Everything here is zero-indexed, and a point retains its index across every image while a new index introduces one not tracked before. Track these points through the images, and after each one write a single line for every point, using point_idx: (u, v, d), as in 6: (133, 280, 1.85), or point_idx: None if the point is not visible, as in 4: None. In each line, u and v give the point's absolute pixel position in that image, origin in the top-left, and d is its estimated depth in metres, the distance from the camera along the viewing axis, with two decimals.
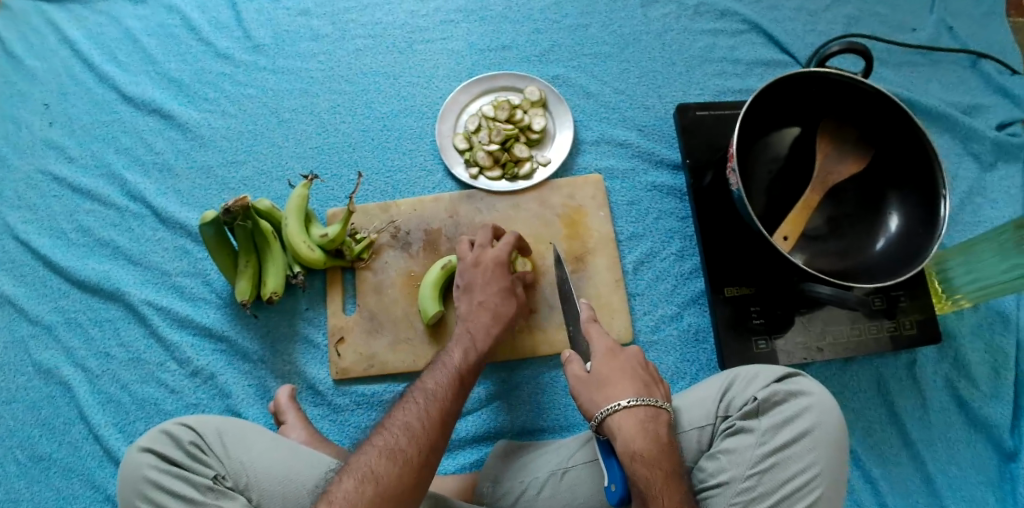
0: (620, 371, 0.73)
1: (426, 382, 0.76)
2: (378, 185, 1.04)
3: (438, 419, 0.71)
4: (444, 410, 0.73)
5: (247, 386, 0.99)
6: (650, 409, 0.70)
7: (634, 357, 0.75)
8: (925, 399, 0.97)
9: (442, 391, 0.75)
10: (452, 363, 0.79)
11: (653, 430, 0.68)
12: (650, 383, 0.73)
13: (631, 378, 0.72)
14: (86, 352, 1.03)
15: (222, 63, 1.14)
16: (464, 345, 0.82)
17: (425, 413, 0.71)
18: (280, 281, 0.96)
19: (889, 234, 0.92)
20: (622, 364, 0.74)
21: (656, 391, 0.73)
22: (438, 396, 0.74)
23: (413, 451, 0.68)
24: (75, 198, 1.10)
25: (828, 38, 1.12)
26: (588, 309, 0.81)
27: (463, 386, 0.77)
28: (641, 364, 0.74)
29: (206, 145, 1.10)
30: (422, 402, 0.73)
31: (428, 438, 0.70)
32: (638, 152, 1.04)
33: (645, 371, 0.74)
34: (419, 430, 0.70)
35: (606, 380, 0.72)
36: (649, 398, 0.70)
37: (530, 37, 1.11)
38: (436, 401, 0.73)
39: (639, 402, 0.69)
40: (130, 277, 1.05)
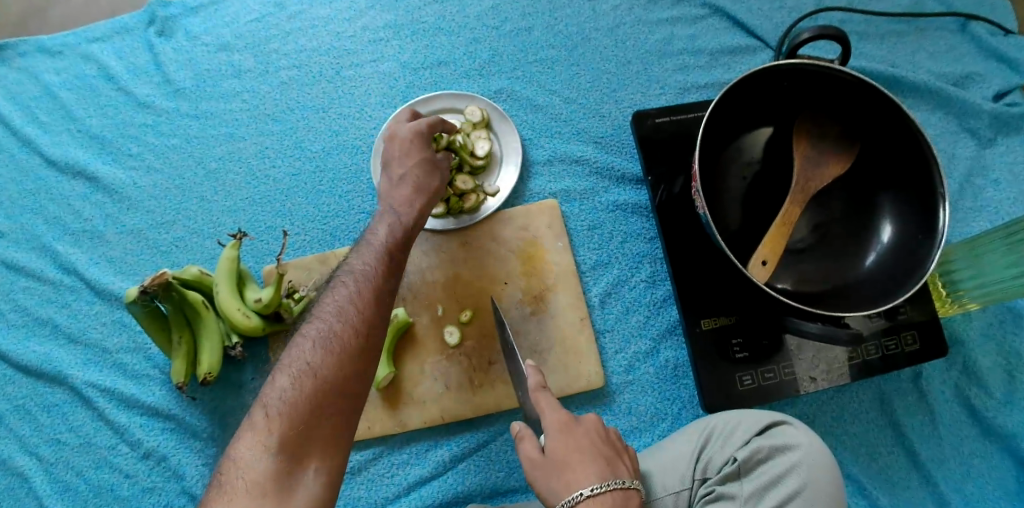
0: (578, 447, 0.63)
1: (310, 330, 0.65)
2: (315, 234, 0.95)
3: (322, 384, 0.61)
4: (331, 370, 0.62)
5: (200, 465, 0.93)
6: (618, 494, 0.59)
7: (592, 427, 0.65)
8: (934, 413, 0.87)
9: (324, 345, 0.63)
10: (337, 301, 0.67)
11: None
12: (613, 459, 0.63)
13: (590, 456, 0.62)
14: (37, 440, 0.96)
15: (143, 112, 1.04)
16: (346, 286, 0.68)
17: (306, 379, 0.61)
18: (216, 355, 0.88)
19: (882, 245, 0.81)
20: (579, 437, 0.63)
21: (620, 468, 0.62)
22: (322, 353, 0.63)
23: (297, 428, 0.59)
24: (10, 275, 1.01)
25: (800, 15, 0.99)
26: (535, 371, 0.68)
27: (352, 330, 0.64)
28: (600, 435, 0.64)
29: (135, 206, 1.01)
30: (302, 361, 0.62)
31: (315, 408, 0.60)
32: (597, 168, 0.94)
33: (608, 444, 0.64)
34: (301, 400, 0.60)
35: (563, 463, 0.61)
36: (616, 480, 0.60)
37: (467, 49, 1.00)
38: (320, 361, 0.62)
39: (605, 488, 0.58)
40: (72, 357, 0.98)
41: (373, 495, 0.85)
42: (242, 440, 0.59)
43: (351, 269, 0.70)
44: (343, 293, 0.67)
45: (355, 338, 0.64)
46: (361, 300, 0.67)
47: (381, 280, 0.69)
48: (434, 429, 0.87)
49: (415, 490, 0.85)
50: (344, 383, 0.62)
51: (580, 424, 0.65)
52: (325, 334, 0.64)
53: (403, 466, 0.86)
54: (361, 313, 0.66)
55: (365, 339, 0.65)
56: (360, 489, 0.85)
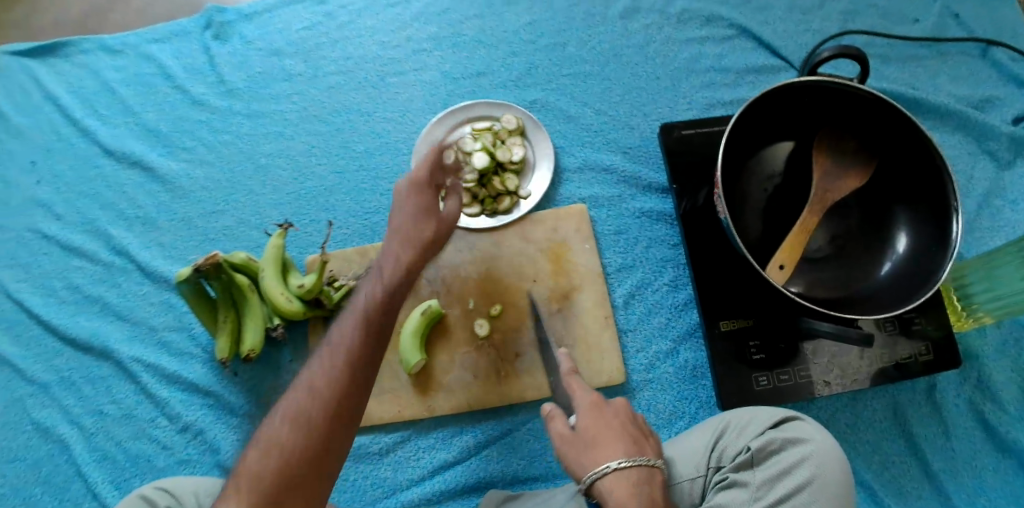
0: (609, 427, 0.68)
1: (286, 403, 0.64)
2: (356, 228, 1.01)
3: (287, 462, 0.61)
4: (300, 449, 0.61)
5: (236, 441, 0.98)
6: (643, 469, 0.65)
7: (621, 408, 0.71)
8: (947, 425, 0.89)
9: (291, 421, 0.62)
10: (312, 371, 0.64)
11: (649, 491, 0.63)
12: (640, 438, 0.69)
13: (619, 434, 0.68)
14: (80, 410, 1.03)
15: (198, 110, 1.12)
16: (324, 356, 0.65)
17: (273, 458, 0.61)
18: (258, 336, 0.93)
19: (898, 254, 0.84)
20: (609, 419, 0.69)
21: (646, 447, 0.68)
22: (287, 430, 0.62)
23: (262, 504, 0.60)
24: (63, 255, 1.10)
25: (824, 37, 1.04)
26: (568, 359, 0.78)
27: (315, 409, 0.62)
28: (628, 417, 0.70)
29: (185, 196, 1.09)
30: (274, 436, 0.62)
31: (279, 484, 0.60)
32: (624, 177, 0.99)
33: (635, 426, 0.70)
34: (267, 477, 0.60)
35: (593, 440, 0.67)
36: (642, 457, 0.66)
37: (505, 61, 1.07)
38: (289, 438, 0.61)
39: (632, 462, 0.64)
40: (120, 334, 1.05)
41: (398, 476, 0.90)
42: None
43: (334, 337, 0.66)
44: (319, 364, 0.64)
45: (321, 418, 0.62)
46: (335, 370, 0.63)
47: (353, 360, 0.64)
48: (460, 417, 0.92)
49: (439, 474, 0.90)
50: (304, 465, 0.61)
51: (609, 406, 0.71)
52: (297, 410, 0.62)
53: (429, 451, 0.91)
54: (331, 399, 0.62)
55: (330, 422, 0.62)
56: (387, 470, 0.91)
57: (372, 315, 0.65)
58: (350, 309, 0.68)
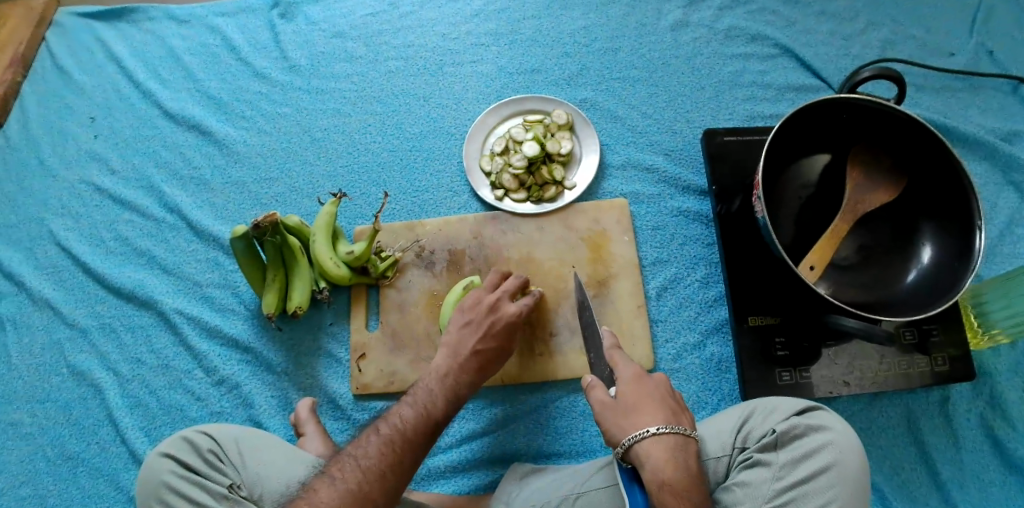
0: (649, 397, 0.72)
1: (365, 446, 0.71)
2: (405, 205, 1.06)
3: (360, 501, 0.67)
4: (378, 492, 0.68)
5: (269, 397, 1.00)
6: (679, 437, 0.68)
7: (661, 383, 0.74)
8: (958, 438, 0.93)
9: (376, 462, 0.70)
10: (398, 423, 0.74)
11: (683, 458, 0.67)
12: (677, 410, 0.72)
13: (658, 404, 0.71)
14: (117, 357, 1.05)
15: (258, 82, 1.18)
16: (409, 408, 0.76)
17: (349, 497, 0.66)
18: (305, 295, 0.97)
19: (922, 265, 0.89)
20: (648, 390, 0.72)
21: (682, 419, 0.71)
22: (371, 470, 0.69)
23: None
24: (115, 208, 1.14)
25: (862, 63, 1.09)
26: (612, 335, 0.79)
27: (400, 458, 0.71)
28: (668, 392, 0.73)
29: (241, 161, 1.13)
30: (353, 473, 0.68)
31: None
32: (665, 177, 1.04)
33: (672, 398, 0.73)
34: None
35: (633, 407, 0.71)
36: (678, 427, 0.69)
37: (558, 61, 1.12)
38: (369, 477, 0.68)
39: (669, 430, 0.68)
40: (164, 286, 1.08)
41: None
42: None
43: (415, 397, 0.78)
44: (407, 416, 0.75)
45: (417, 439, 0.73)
46: (421, 426, 0.75)
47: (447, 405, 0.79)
48: (492, 390, 0.95)
49: (466, 443, 0.93)
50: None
51: (651, 379, 0.74)
52: (383, 454, 0.70)
53: (458, 420, 0.94)
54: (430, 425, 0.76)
55: (407, 468, 0.71)
56: None
57: (455, 386, 0.81)
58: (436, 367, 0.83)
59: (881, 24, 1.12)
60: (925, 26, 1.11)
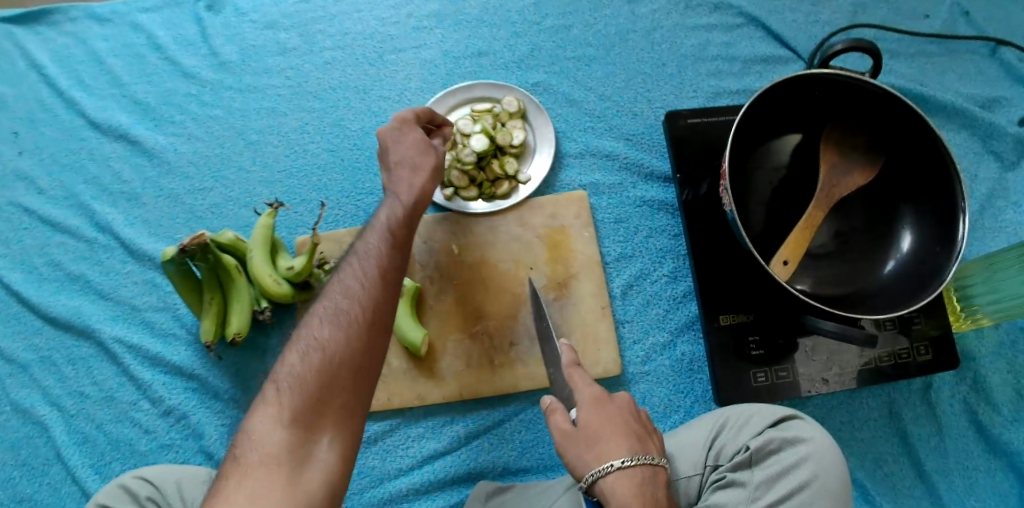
0: (612, 425, 0.67)
1: (314, 317, 0.63)
2: (349, 210, 0.98)
3: (340, 353, 0.60)
4: (344, 353, 0.61)
5: (219, 426, 0.95)
6: (646, 469, 0.64)
7: (624, 403, 0.69)
8: (941, 426, 0.89)
9: (342, 304, 0.63)
10: (360, 261, 0.67)
11: (652, 491, 0.63)
12: (642, 434, 0.67)
13: (622, 430, 0.66)
14: (60, 391, 0.99)
15: (187, 82, 1.08)
16: (364, 253, 0.67)
17: (316, 362, 0.60)
18: (245, 318, 0.90)
19: (902, 253, 0.83)
20: (611, 415, 0.67)
21: (648, 445, 0.67)
22: (339, 314, 0.62)
23: (314, 392, 0.59)
24: (45, 230, 1.05)
25: (833, 29, 1.01)
26: (569, 350, 0.74)
27: (367, 293, 0.64)
28: (631, 413, 0.69)
29: (173, 171, 1.05)
30: (310, 343, 0.61)
31: (325, 386, 0.59)
32: (626, 164, 0.96)
33: (636, 422, 0.69)
34: (319, 368, 0.60)
35: (595, 437, 0.65)
36: (645, 456, 0.65)
37: (507, 42, 1.03)
38: (330, 343, 0.61)
39: (635, 462, 0.63)
40: (101, 313, 1.01)
41: (386, 465, 0.88)
42: (260, 410, 0.59)
43: (360, 251, 0.68)
44: (348, 279, 0.65)
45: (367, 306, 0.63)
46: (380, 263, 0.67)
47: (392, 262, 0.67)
48: (453, 406, 0.90)
49: (429, 463, 0.88)
50: (348, 370, 0.60)
51: (613, 401, 0.69)
52: (332, 315, 0.62)
53: (420, 440, 0.89)
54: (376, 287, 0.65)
55: (378, 313, 0.64)
56: (374, 459, 0.88)
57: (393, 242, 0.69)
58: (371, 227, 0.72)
59: None
60: None
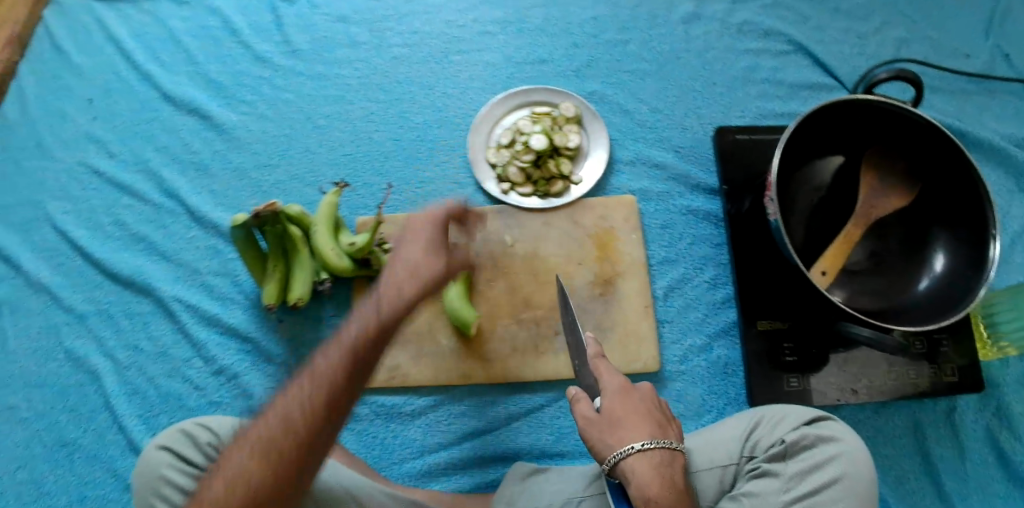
0: (635, 411, 0.70)
1: (275, 403, 0.61)
2: (409, 197, 1.03)
3: (289, 448, 0.59)
4: (294, 444, 0.59)
5: (269, 390, 0.99)
6: (665, 452, 0.68)
7: (645, 393, 0.73)
8: (963, 449, 0.92)
9: (283, 427, 0.59)
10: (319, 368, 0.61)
11: (669, 473, 0.67)
12: (662, 422, 0.72)
13: (644, 417, 0.70)
14: (114, 344, 1.05)
15: (259, 66, 1.14)
16: (331, 346, 0.62)
17: (266, 453, 0.58)
18: (306, 287, 0.95)
19: (934, 273, 0.88)
20: (636, 402, 0.71)
21: (670, 432, 0.71)
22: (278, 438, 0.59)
23: (268, 485, 0.58)
24: (113, 192, 1.12)
25: (878, 62, 1.07)
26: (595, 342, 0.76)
27: (318, 416, 0.59)
28: (653, 403, 0.73)
29: (241, 147, 1.11)
30: (265, 429, 0.59)
31: (270, 482, 0.58)
32: (674, 174, 1.01)
33: (659, 410, 0.73)
34: (253, 483, 0.57)
35: (620, 422, 0.69)
36: (664, 441, 0.69)
37: (567, 51, 1.09)
38: (283, 435, 0.59)
39: (655, 445, 0.68)
40: (163, 273, 1.07)
41: (428, 439, 0.93)
42: (216, 483, 0.58)
43: (340, 328, 0.64)
44: (317, 362, 0.61)
45: (333, 392, 0.60)
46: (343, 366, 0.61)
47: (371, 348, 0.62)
48: (496, 388, 0.94)
49: (469, 441, 0.93)
50: (293, 465, 0.59)
51: (638, 390, 0.73)
52: (293, 405, 0.59)
53: (461, 417, 0.93)
54: (344, 376, 0.61)
55: (338, 399, 0.60)
56: (417, 432, 0.93)
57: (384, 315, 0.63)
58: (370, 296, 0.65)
59: (897, 23, 1.09)
60: (943, 26, 1.08)
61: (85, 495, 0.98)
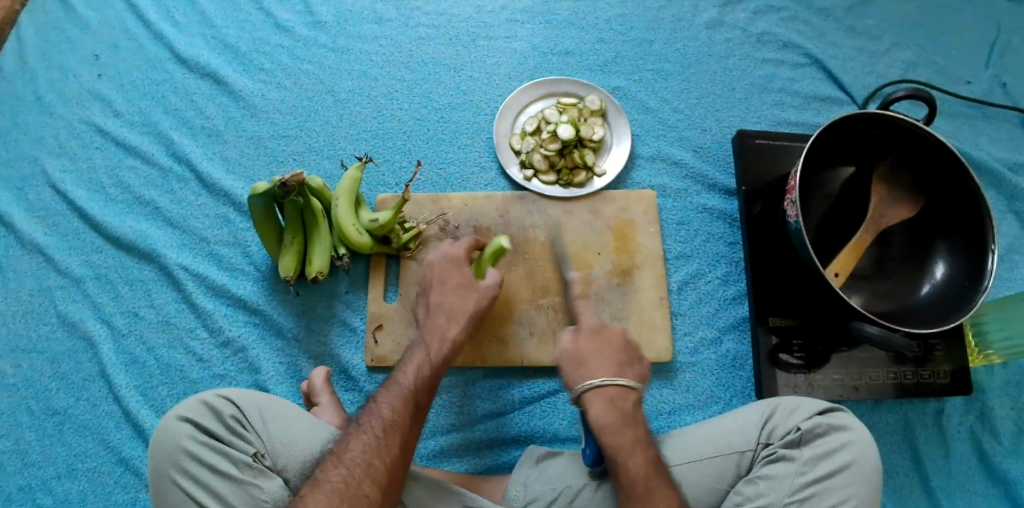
0: (600, 356, 0.80)
1: (379, 396, 0.78)
2: (431, 177, 1.04)
3: (401, 429, 0.75)
4: (405, 425, 0.75)
5: (278, 363, 0.96)
6: (620, 388, 0.78)
7: (615, 335, 0.83)
8: (948, 448, 0.96)
9: (380, 439, 0.73)
10: (399, 385, 0.78)
11: (618, 406, 0.77)
12: (629, 361, 0.81)
13: (613, 360, 0.80)
14: (113, 310, 0.98)
15: (281, 35, 1.12)
16: (420, 359, 0.82)
17: (384, 433, 0.73)
18: (325, 260, 0.93)
19: (934, 281, 0.92)
20: (603, 344, 0.81)
21: (627, 370, 0.80)
22: (380, 448, 0.72)
23: (383, 467, 0.71)
24: (117, 152, 1.07)
25: (886, 81, 1.12)
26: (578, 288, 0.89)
27: (403, 427, 0.75)
28: (620, 344, 0.82)
29: (259, 115, 1.08)
30: (378, 418, 0.75)
31: (388, 460, 0.72)
32: (692, 173, 1.04)
33: (626, 351, 0.82)
34: (357, 488, 0.69)
35: (584, 359, 0.80)
36: (621, 378, 0.78)
37: (593, 46, 1.11)
38: (395, 417, 0.75)
39: (612, 382, 0.77)
40: (168, 240, 1.01)
41: (440, 419, 0.93)
42: (337, 463, 0.71)
43: (414, 350, 0.83)
44: (410, 366, 0.81)
45: (425, 383, 0.79)
46: (415, 384, 0.79)
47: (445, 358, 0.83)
48: (509, 370, 0.95)
49: (481, 423, 0.93)
50: (404, 443, 0.74)
51: (611, 332, 0.83)
52: (395, 396, 0.77)
53: (474, 400, 0.94)
54: (431, 375, 0.80)
55: (428, 385, 0.80)
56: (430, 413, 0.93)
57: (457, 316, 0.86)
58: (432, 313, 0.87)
59: (904, 45, 1.15)
60: (946, 51, 1.14)
61: (73, 468, 0.92)
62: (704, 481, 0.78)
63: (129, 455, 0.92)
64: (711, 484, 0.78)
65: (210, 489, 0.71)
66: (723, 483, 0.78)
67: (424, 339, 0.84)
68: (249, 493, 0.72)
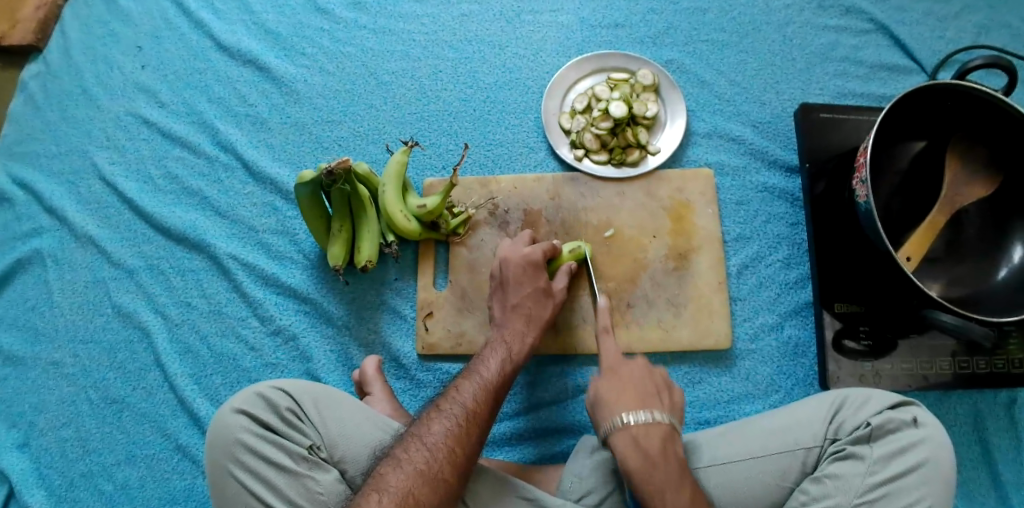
0: (649, 435, 0.70)
1: (460, 384, 0.77)
2: (479, 159, 1.01)
3: (481, 419, 0.74)
4: (483, 414, 0.75)
5: (329, 351, 0.95)
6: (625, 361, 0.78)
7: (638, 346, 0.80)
8: (1021, 440, 0.92)
9: (463, 425, 0.72)
10: (480, 377, 0.78)
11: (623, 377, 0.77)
12: (672, 433, 0.71)
13: (659, 437, 0.70)
14: (166, 300, 0.98)
15: (321, 17, 1.09)
16: (500, 355, 0.81)
17: (467, 421, 0.73)
18: (374, 248, 0.91)
19: (1012, 264, 0.86)
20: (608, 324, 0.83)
21: (671, 447, 0.70)
22: (462, 434, 0.71)
23: (462, 453, 0.70)
24: (164, 143, 1.05)
25: (957, 47, 1.04)
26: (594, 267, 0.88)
27: (485, 418, 0.75)
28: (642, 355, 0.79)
29: (302, 101, 1.05)
30: (461, 406, 0.74)
31: (467, 445, 0.71)
32: (752, 150, 1.00)
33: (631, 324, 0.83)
34: (437, 471, 0.68)
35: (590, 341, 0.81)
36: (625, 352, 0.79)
37: (644, 17, 1.06)
38: (475, 406, 0.75)
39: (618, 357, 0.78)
40: (217, 230, 1.00)
41: None
42: (417, 445, 0.70)
43: (492, 345, 0.83)
44: (489, 358, 0.81)
45: (499, 377, 0.79)
46: (497, 379, 0.78)
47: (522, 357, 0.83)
48: (562, 359, 0.93)
49: (533, 411, 0.91)
50: (481, 433, 0.73)
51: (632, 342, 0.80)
52: (476, 387, 0.76)
53: (527, 388, 0.92)
54: (510, 371, 0.81)
55: (505, 377, 0.80)
56: None
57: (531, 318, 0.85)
58: (506, 308, 0.86)
59: (977, 8, 1.06)
60: None
61: (133, 455, 0.93)
62: (766, 477, 0.75)
63: (186, 443, 0.92)
64: (773, 481, 0.75)
65: (268, 481, 0.71)
66: (786, 481, 0.75)
67: (501, 336, 0.84)
68: (305, 486, 0.71)
